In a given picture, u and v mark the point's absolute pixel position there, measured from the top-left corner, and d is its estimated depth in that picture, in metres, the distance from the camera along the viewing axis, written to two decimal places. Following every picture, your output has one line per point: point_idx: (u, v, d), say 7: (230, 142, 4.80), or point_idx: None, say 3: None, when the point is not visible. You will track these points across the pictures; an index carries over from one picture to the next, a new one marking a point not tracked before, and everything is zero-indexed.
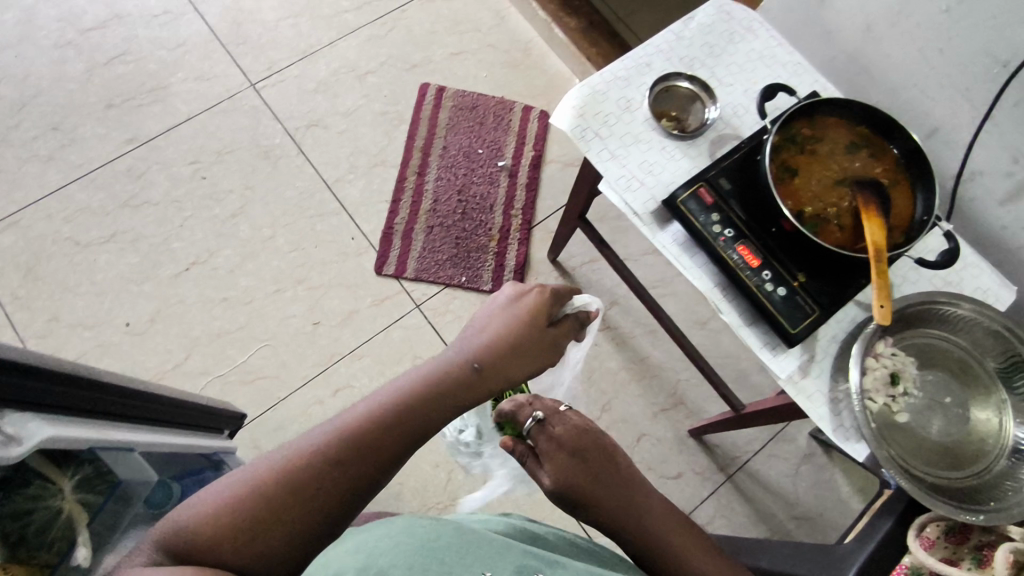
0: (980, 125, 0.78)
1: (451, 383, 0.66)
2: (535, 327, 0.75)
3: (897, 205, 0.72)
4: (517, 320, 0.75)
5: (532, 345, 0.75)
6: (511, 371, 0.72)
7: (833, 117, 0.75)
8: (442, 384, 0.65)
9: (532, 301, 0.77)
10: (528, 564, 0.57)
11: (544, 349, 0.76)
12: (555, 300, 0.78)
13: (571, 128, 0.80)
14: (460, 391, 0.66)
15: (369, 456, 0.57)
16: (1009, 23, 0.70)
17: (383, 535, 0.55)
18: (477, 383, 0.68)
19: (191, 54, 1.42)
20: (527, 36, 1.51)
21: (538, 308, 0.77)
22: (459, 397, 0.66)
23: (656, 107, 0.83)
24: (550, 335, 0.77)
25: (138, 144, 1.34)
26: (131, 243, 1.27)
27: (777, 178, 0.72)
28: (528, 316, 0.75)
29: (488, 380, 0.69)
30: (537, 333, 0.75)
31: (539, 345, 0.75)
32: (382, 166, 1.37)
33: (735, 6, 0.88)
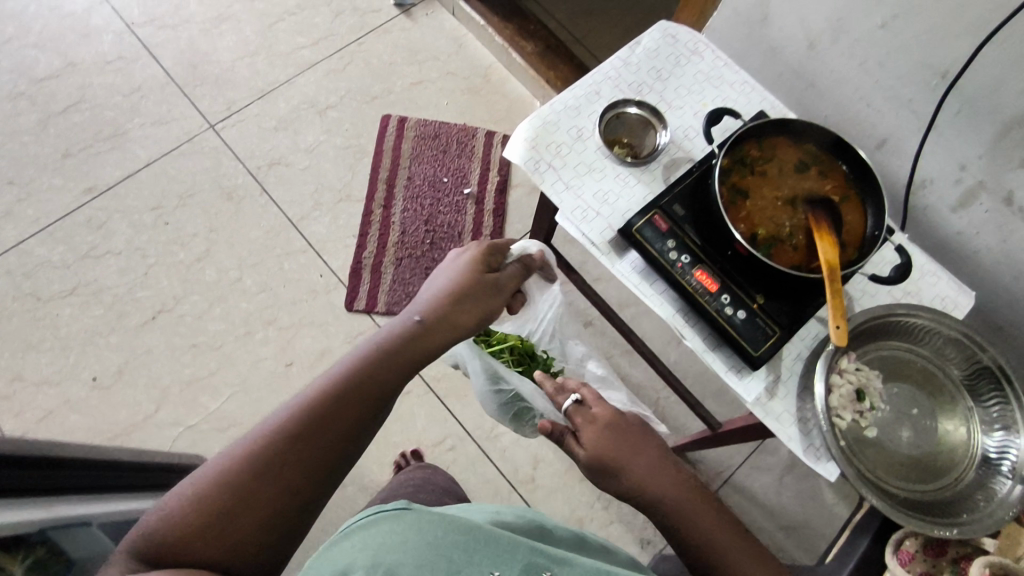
0: (926, 135, 0.79)
1: (397, 344, 0.64)
2: (479, 276, 0.72)
3: (850, 221, 0.72)
4: (457, 271, 0.72)
5: (477, 291, 0.71)
6: (460, 319, 0.69)
7: (780, 137, 0.75)
8: (387, 346, 0.64)
9: (471, 252, 0.74)
10: (536, 563, 0.54)
11: (492, 294, 0.73)
12: (496, 249, 0.76)
13: (524, 161, 0.80)
14: (408, 349, 0.65)
15: (326, 430, 0.57)
16: (942, 37, 0.71)
17: (389, 525, 0.51)
18: (424, 339, 0.66)
19: (148, 99, 1.41)
20: (485, 62, 1.51)
21: (479, 257, 0.74)
22: (408, 357, 0.65)
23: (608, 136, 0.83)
24: (496, 280, 0.74)
25: (98, 193, 1.32)
26: (95, 294, 1.24)
27: (729, 201, 0.72)
28: (468, 266, 0.73)
29: (436, 334, 0.67)
30: (482, 280, 0.72)
31: (486, 291, 0.72)
32: (347, 200, 1.36)
33: (680, 28, 0.89)
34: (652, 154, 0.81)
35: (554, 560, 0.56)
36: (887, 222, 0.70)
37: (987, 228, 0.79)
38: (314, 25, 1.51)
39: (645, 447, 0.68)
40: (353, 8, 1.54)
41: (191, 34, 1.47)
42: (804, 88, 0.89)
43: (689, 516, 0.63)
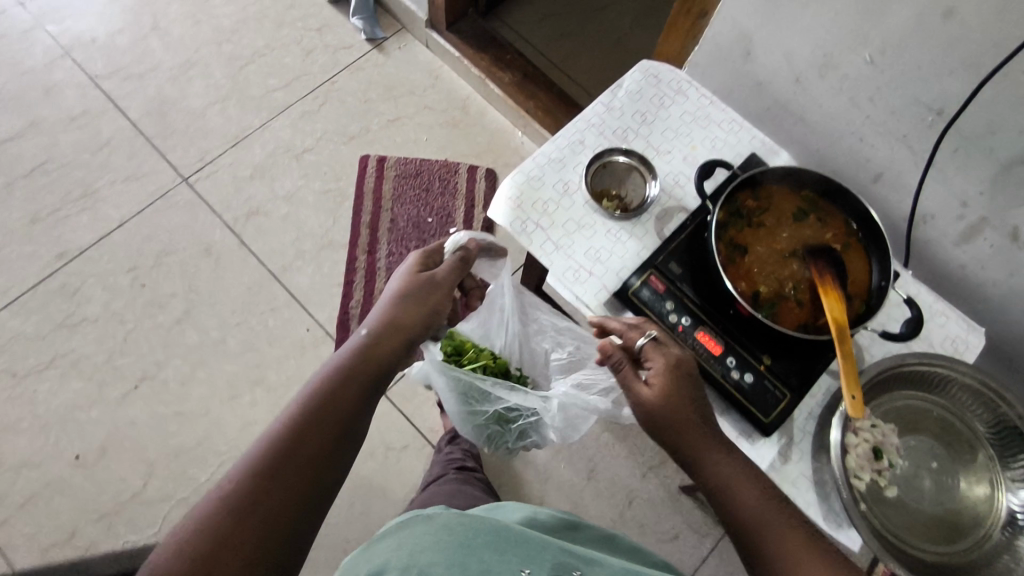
0: (925, 170, 0.76)
1: (359, 348, 0.66)
2: (426, 277, 0.75)
3: (853, 271, 0.69)
4: (405, 278, 0.76)
5: (425, 289, 0.75)
6: (413, 316, 0.72)
7: (776, 185, 0.72)
8: (352, 351, 0.65)
9: (413, 260, 0.78)
10: (564, 562, 0.56)
11: (439, 288, 0.76)
12: (435, 252, 0.80)
13: (509, 222, 0.76)
14: (374, 350, 0.66)
15: (314, 434, 0.57)
16: (934, 73, 0.68)
17: (423, 531, 0.54)
18: (386, 339, 0.68)
19: (117, 154, 1.35)
20: (463, 94, 1.48)
21: (421, 263, 0.78)
22: (376, 355, 0.66)
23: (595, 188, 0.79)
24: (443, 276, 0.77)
25: (72, 257, 1.27)
26: (73, 366, 1.19)
27: (727, 257, 0.69)
28: (413, 272, 0.76)
29: (394, 331, 0.69)
30: (427, 280, 0.75)
31: (434, 289, 0.75)
32: (329, 247, 1.32)
33: (661, 67, 0.86)
34: (642, 205, 0.78)
35: (583, 561, 0.56)
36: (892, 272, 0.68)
37: (993, 263, 0.77)
38: (286, 66, 1.47)
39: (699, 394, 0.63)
40: (324, 45, 1.49)
41: (158, 83, 1.42)
42: (794, 122, 0.86)
43: (724, 474, 0.59)
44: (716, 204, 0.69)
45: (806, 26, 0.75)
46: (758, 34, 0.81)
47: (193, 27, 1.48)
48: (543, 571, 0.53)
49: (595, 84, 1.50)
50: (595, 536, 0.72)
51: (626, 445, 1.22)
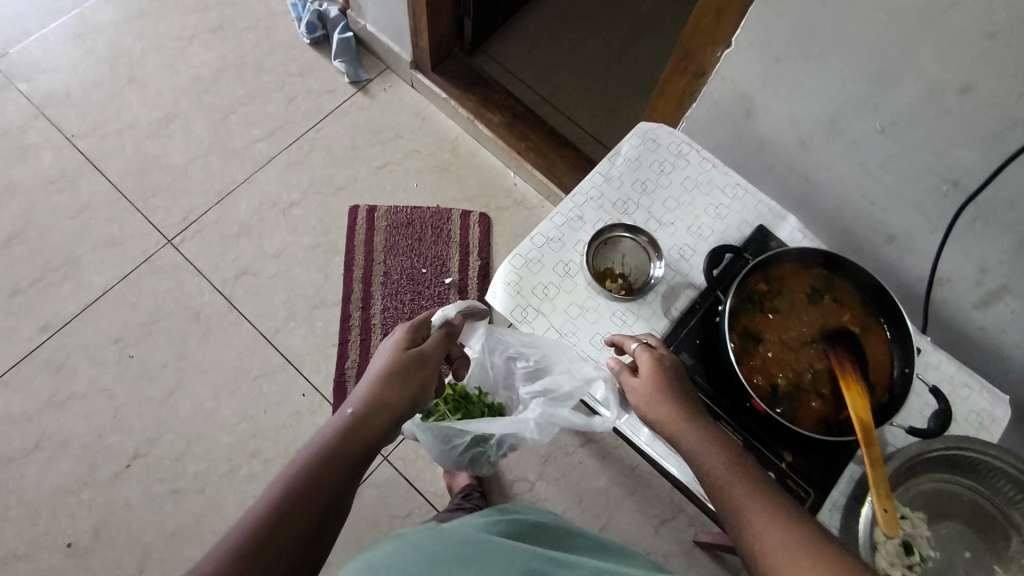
0: (943, 237, 0.72)
1: (342, 437, 0.60)
2: (414, 353, 0.70)
3: (874, 355, 0.66)
4: (390, 354, 0.70)
5: (411, 368, 0.69)
6: (397, 399, 0.66)
7: (788, 264, 0.69)
8: (335, 439, 0.59)
9: (400, 332, 0.72)
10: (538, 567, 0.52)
11: (424, 368, 0.70)
12: (423, 324, 0.74)
13: (509, 310, 0.73)
14: (358, 440, 0.60)
15: (295, 521, 0.51)
16: (950, 146, 0.64)
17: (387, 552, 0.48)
18: (368, 426, 0.62)
19: (96, 217, 1.31)
20: (452, 134, 1.43)
21: (408, 335, 0.72)
22: (361, 445, 0.60)
23: (597, 268, 0.76)
24: (428, 352, 0.71)
25: (54, 331, 1.23)
26: (62, 447, 1.16)
27: (742, 349, 0.65)
28: (399, 346, 0.71)
29: (377, 416, 0.64)
30: (412, 356, 0.70)
31: (418, 365, 0.70)
32: (322, 306, 1.28)
33: (659, 130, 0.82)
34: (645, 286, 0.75)
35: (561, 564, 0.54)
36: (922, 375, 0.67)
37: (1015, 329, 0.74)
38: (267, 115, 1.42)
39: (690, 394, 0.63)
40: (307, 91, 1.44)
41: (136, 139, 1.37)
42: (800, 182, 0.82)
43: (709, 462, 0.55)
44: (728, 295, 0.66)
45: (811, 91, 0.71)
46: (759, 96, 0.77)
47: (170, 78, 1.43)
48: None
49: (588, 117, 1.45)
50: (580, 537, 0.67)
51: (637, 498, 1.20)
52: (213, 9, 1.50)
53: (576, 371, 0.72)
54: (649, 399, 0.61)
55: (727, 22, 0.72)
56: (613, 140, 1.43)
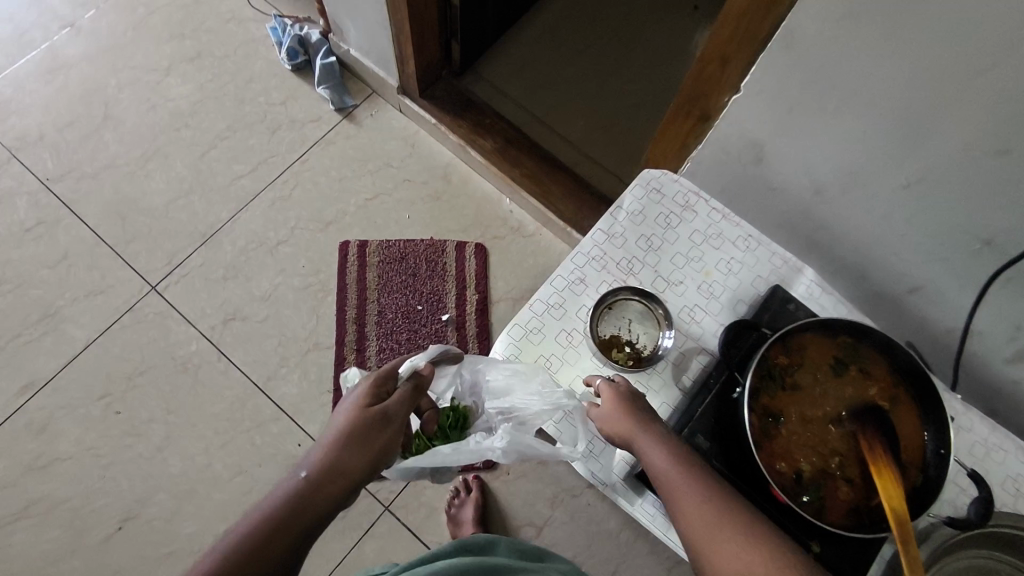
0: (976, 296, 0.67)
1: (284, 513, 0.51)
2: (377, 410, 0.61)
3: (905, 432, 0.61)
4: (350, 411, 0.61)
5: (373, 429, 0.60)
6: (354, 465, 0.57)
7: (809, 335, 0.63)
8: (273, 517, 0.51)
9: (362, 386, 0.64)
10: None
11: (388, 427, 0.61)
12: (389, 375, 0.66)
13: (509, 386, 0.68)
14: (301, 514, 0.52)
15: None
16: (983, 206, 0.58)
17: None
18: (317, 496, 0.53)
19: (77, 266, 1.26)
20: (444, 160, 1.37)
21: (372, 390, 0.64)
22: (305, 518, 0.52)
23: (602, 336, 0.71)
24: (392, 407, 0.62)
25: (32, 394, 1.19)
26: (49, 513, 1.13)
27: (762, 431, 0.60)
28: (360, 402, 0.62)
29: (330, 486, 0.55)
30: (374, 413, 0.61)
31: (381, 424, 0.61)
32: (315, 350, 1.23)
33: (663, 179, 0.77)
34: (652, 356, 0.70)
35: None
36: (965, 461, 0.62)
37: None
38: (250, 149, 1.36)
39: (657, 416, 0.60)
40: (290, 121, 1.39)
41: (114, 181, 1.32)
42: (816, 229, 0.76)
43: (669, 484, 0.53)
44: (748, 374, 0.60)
45: (828, 143, 0.66)
46: (770, 143, 0.71)
47: (147, 113, 1.37)
48: None
49: (584, 136, 1.39)
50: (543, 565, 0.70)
51: (649, 541, 1.15)
52: (189, 37, 1.44)
53: (547, 398, 0.65)
54: (613, 421, 0.59)
55: (733, 71, 0.68)
56: (612, 160, 1.36)
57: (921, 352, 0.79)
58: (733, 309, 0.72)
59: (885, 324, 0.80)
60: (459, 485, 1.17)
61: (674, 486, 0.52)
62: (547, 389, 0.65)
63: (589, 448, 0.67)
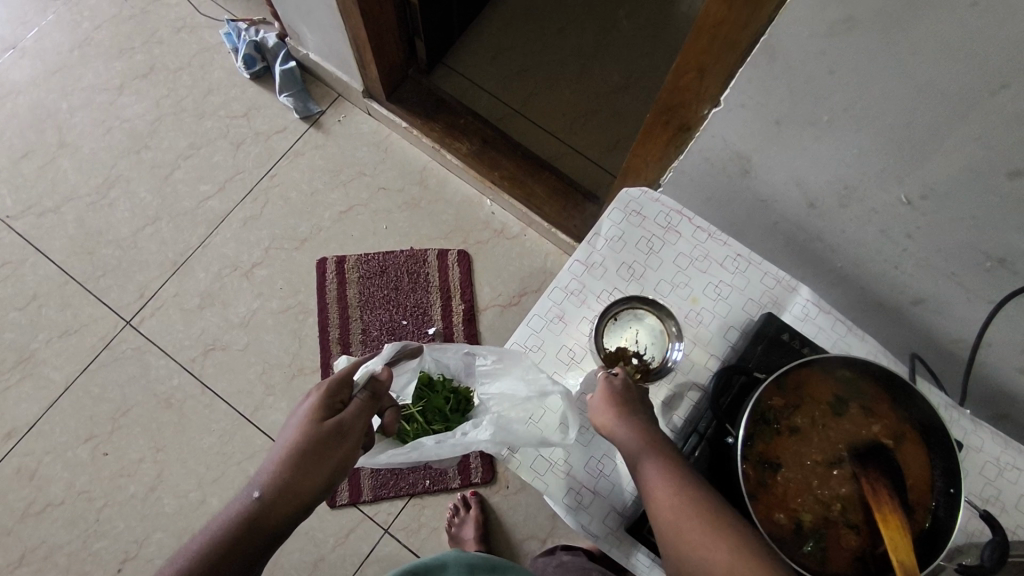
0: (991, 313, 0.61)
1: (235, 533, 0.53)
2: (330, 425, 0.60)
3: (912, 469, 0.57)
4: (302, 426, 0.60)
5: (326, 445, 0.59)
6: (308, 483, 0.57)
7: (805, 372, 0.58)
8: (224, 539, 0.52)
9: (313, 396, 0.62)
10: None
11: (343, 442, 0.60)
12: (342, 383, 0.64)
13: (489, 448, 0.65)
14: (251, 534, 0.53)
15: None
16: (995, 223, 0.53)
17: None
18: (270, 515, 0.55)
19: (48, 305, 1.22)
20: (418, 163, 1.31)
21: (324, 401, 0.62)
22: (255, 537, 0.53)
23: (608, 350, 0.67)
24: (348, 419, 0.61)
25: (21, 437, 1.15)
26: (45, 560, 1.09)
27: (758, 482, 0.57)
28: (313, 416, 0.60)
29: (283, 505, 0.56)
30: (327, 427, 0.60)
31: (335, 438, 0.60)
32: (300, 375, 1.19)
33: (643, 199, 0.71)
34: (663, 366, 0.66)
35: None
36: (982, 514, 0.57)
37: None
38: (215, 167, 1.30)
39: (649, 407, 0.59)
40: (255, 134, 1.32)
41: (76, 213, 1.27)
42: (809, 240, 0.70)
43: (644, 471, 0.52)
44: (740, 423, 0.56)
45: (821, 157, 0.59)
46: (756, 155, 0.64)
47: (104, 138, 1.32)
48: None
49: (565, 127, 1.31)
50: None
51: None
52: (140, 51, 1.37)
53: (533, 384, 0.65)
54: (598, 412, 0.58)
55: (712, 81, 0.59)
56: (595, 150, 1.30)
57: (929, 361, 0.74)
58: (724, 338, 0.68)
59: (887, 332, 0.75)
60: (458, 502, 1.14)
61: (650, 475, 0.51)
62: (531, 375, 0.65)
63: (576, 501, 0.63)
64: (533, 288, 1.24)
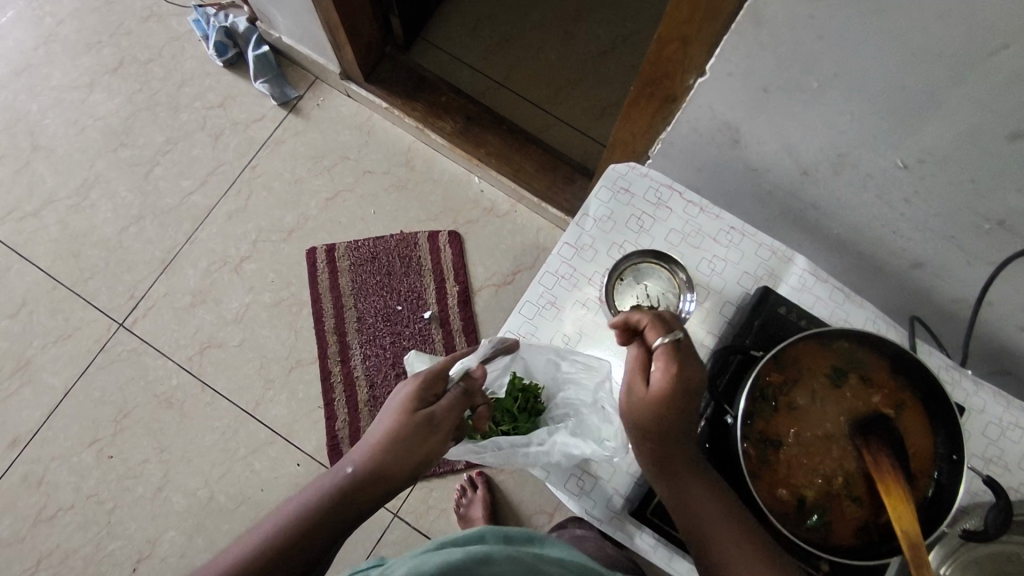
0: (992, 274, 0.60)
1: (329, 503, 0.54)
2: (422, 416, 0.59)
3: (913, 437, 0.56)
4: (396, 414, 0.59)
5: (416, 436, 0.58)
6: (396, 471, 0.57)
7: (803, 347, 0.57)
8: (319, 506, 0.54)
9: (409, 385, 0.61)
10: None
11: (433, 437, 0.59)
12: (438, 376, 0.62)
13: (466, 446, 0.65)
14: (343, 506, 0.55)
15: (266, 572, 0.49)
16: (995, 185, 0.51)
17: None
18: (362, 493, 0.56)
19: (38, 311, 1.21)
20: (402, 144, 1.28)
21: (419, 392, 0.60)
22: (346, 510, 0.55)
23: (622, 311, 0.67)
24: (441, 413, 0.60)
25: (24, 446, 1.15)
26: (61, 564, 1.10)
27: (760, 460, 0.56)
28: (407, 404, 0.59)
29: (374, 486, 0.57)
30: (419, 418, 0.59)
31: (426, 431, 0.59)
32: (298, 366, 1.18)
33: (630, 176, 0.69)
34: (678, 318, 0.66)
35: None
36: (989, 478, 0.56)
37: None
38: (195, 160, 1.27)
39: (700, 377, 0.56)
40: (232, 124, 1.29)
41: (58, 217, 1.25)
42: (804, 207, 0.69)
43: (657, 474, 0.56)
44: (738, 402, 0.56)
45: (814, 124, 0.56)
46: (747, 125, 0.62)
47: (79, 137, 1.28)
48: None
49: (550, 96, 1.28)
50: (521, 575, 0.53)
51: None
52: (107, 44, 1.32)
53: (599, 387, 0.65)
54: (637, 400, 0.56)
55: (697, 51, 0.56)
56: (582, 119, 1.27)
57: (929, 322, 0.73)
58: (720, 313, 0.67)
59: (886, 295, 0.74)
60: (465, 483, 1.15)
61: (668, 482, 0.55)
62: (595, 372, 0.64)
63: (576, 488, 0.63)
64: (527, 265, 1.22)
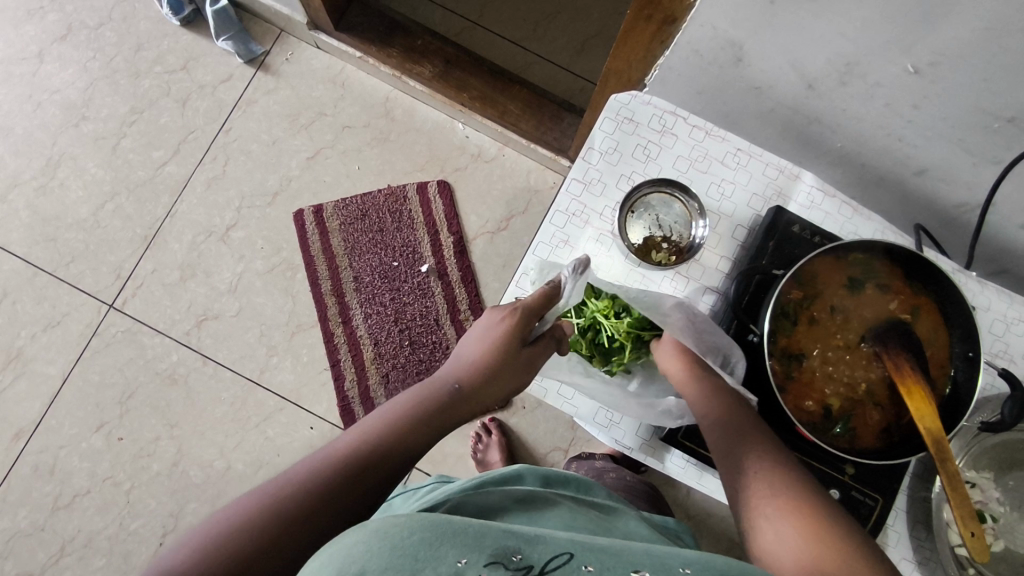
0: (1002, 172, 0.60)
1: (394, 435, 0.55)
2: (506, 353, 0.61)
3: (931, 339, 0.58)
4: (485, 349, 0.62)
5: (511, 369, 0.61)
6: (472, 403, 0.61)
7: (824, 262, 0.58)
8: (391, 436, 0.55)
9: (504, 321, 0.62)
10: (500, 546, 0.40)
11: (526, 370, 0.62)
12: (528, 317, 0.62)
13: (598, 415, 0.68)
14: (433, 426, 0.58)
15: (369, 473, 0.52)
16: (1007, 82, 0.51)
17: (352, 536, 0.40)
18: (454, 410, 0.60)
19: (22, 300, 1.17)
20: (380, 94, 1.23)
21: (511, 332, 0.61)
22: (420, 440, 0.56)
23: (635, 243, 0.67)
24: (534, 354, 0.63)
25: (28, 438, 1.13)
26: (86, 546, 1.10)
27: (785, 375, 0.58)
28: (504, 340, 0.61)
29: (456, 411, 0.60)
30: (520, 355, 0.62)
31: (523, 368, 0.62)
32: (300, 331, 1.17)
33: (632, 105, 0.68)
34: (691, 245, 0.67)
35: (525, 538, 0.42)
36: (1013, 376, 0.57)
37: None
38: (164, 129, 1.22)
39: (731, 406, 0.57)
40: (199, 87, 1.23)
41: (28, 199, 1.19)
42: (808, 122, 0.68)
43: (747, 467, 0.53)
44: (762, 322, 0.57)
45: (823, 35, 0.55)
46: (752, 42, 0.59)
47: (35, 114, 1.21)
48: (482, 559, 0.39)
49: (527, 32, 1.23)
50: (557, 513, 0.53)
51: None
52: (50, 10, 1.23)
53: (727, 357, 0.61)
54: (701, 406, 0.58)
55: None
56: (563, 54, 1.23)
57: (931, 229, 0.74)
58: (733, 237, 0.67)
59: (892, 205, 0.74)
60: (480, 430, 1.14)
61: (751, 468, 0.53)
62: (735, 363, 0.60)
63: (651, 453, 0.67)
64: (520, 209, 1.21)
